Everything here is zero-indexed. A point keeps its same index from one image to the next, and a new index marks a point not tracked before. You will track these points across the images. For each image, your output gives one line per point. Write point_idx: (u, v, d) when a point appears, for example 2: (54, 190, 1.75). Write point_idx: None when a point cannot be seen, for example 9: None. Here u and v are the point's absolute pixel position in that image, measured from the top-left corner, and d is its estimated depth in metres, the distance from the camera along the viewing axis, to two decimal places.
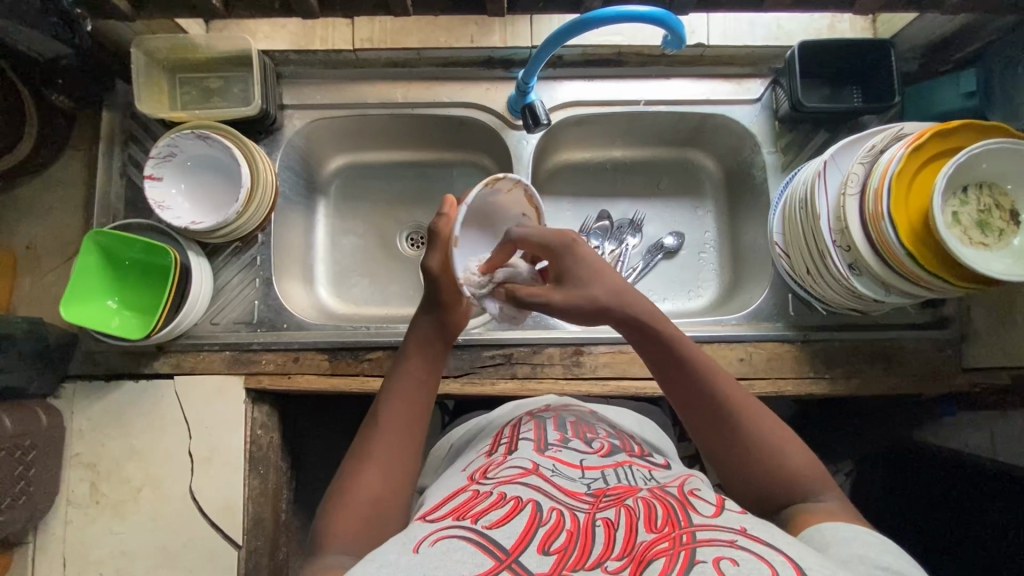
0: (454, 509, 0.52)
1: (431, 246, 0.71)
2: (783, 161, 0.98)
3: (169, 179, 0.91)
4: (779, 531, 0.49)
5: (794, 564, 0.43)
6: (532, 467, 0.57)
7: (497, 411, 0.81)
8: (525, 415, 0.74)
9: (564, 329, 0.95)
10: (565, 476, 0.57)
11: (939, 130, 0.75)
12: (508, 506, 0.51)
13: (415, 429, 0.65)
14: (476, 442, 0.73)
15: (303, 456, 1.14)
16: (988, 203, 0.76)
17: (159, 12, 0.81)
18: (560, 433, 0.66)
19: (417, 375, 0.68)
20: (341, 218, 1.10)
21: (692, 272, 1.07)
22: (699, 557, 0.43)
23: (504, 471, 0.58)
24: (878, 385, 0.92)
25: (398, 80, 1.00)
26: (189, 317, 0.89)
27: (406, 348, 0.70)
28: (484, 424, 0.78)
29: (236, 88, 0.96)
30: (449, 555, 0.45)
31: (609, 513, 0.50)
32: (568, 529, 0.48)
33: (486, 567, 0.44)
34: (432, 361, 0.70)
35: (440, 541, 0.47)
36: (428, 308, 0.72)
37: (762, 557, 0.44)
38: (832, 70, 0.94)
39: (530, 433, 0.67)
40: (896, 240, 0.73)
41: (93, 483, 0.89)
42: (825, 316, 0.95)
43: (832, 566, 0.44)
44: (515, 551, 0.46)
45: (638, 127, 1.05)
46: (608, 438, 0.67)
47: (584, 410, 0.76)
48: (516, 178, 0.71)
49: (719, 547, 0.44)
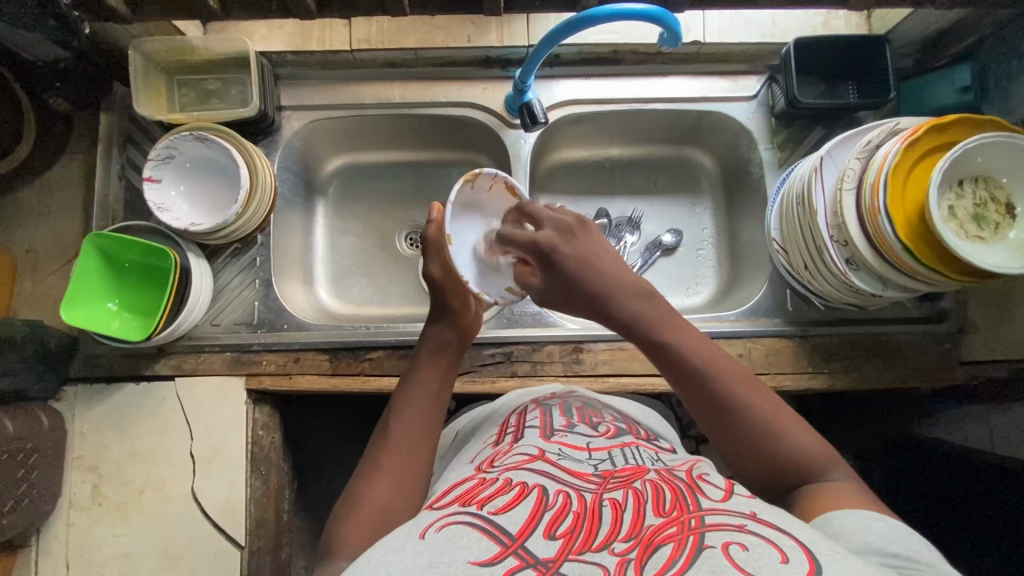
0: (460, 495, 0.53)
1: (431, 253, 0.75)
2: (780, 157, 0.99)
3: (169, 180, 0.91)
4: (787, 515, 0.49)
5: (804, 549, 0.43)
6: (538, 454, 0.58)
7: (503, 398, 0.82)
8: (531, 402, 0.75)
9: (564, 326, 0.95)
10: (572, 459, 0.58)
11: (934, 124, 0.75)
12: (514, 492, 0.52)
13: (427, 433, 0.66)
14: (482, 431, 0.74)
15: (304, 457, 1.14)
16: (984, 196, 0.76)
17: (157, 14, 0.81)
18: (565, 419, 0.68)
19: (429, 383, 0.69)
20: (340, 219, 1.10)
21: (691, 269, 1.08)
22: (708, 542, 0.44)
23: (510, 458, 0.59)
24: (876, 378, 0.92)
25: (396, 80, 1.00)
26: (191, 317, 0.90)
27: (417, 362, 0.72)
28: (489, 412, 0.79)
29: (234, 90, 0.97)
30: (454, 541, 0.45)
31: (616, 495, 0.51)
32: (575, 512, 0.48)
33: (493, 553, 0.44)
34: (443, 374, 0.71)
35: (446, 526, 0.48)
36: (439, 315, 0.75)
37: (772, 542, 0.44)
38: (832, 65, 0.95)
39: (536, 420, 0.68)
40: (893, 234, 0.73)
41: (96, 486, 0.89)
42: (823, 311, 0.95)
43: (844, 550, 0.44)
44: (521, 536, 0.46)
45: (635, 126, 1.05)
46: (613, 422, 0.69)
47: (589, 398, 0.77)
48: (493, 172, 0.72)
49: (727, 532, 0.45)
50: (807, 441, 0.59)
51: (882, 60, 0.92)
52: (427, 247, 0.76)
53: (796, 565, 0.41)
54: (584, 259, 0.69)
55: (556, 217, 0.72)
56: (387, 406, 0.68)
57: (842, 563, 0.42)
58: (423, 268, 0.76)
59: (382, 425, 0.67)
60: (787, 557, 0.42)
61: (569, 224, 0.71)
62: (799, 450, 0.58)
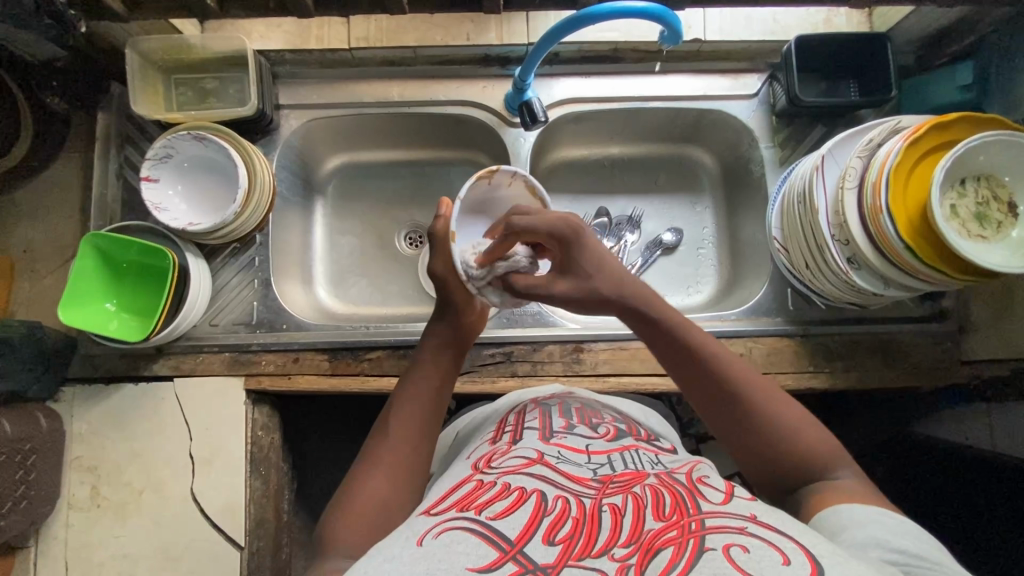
0: (458, 500, 0.53)
1: (436, 250, 0.71)
2: (781, 156, 0.98)
3: (166, 180, 0.91)
4: (788, 516, 0.49)
5: (806, 551, 0.43)
6: (537, 456, 0.58)
7: (503, 399, 0.82)
8: (530, 402, 0.75)
9: (564, 326, 0.95)
10: (571, 462, 0.57)
11: (936, 123, 0.75)
12: (512, 496, 0.51)
13: (426, 433, 0.65)
14: (481, 432, 0.73)
15: (304, 457, 1.14)
16: (986, 196, 0.76)
17: (153, 13, 0.81)
18: (565, 420, 0.67)
19: (431, 381, 0.68)
20: (339, 218, 1.10)
21: (692, 268, 1.07)
22: (709, 545, 0.43)
23: (509, 461, 0.58)
24: (877, 378, 0.92)
25: (394, 79, 1.00)
26: (189, 318, 0.90)
27: (422, 355, 0.70)
28: (488, 413, 0.79)
29: (232, 88, 0.96)
30: (453, 547, 0.45)
31: (616, 499, 0.50)
32: (574, 517, 0.48)
33: (491, 559, 0.44)
34: (446, 371, 0.70)
35: (444, 532, 0.47)
36: (442, 312, 0.72)
37: (773, 544, 0.44)
38: (833, 61, 0.94)
39: (535, 421, 0.67)
40: (894, 234, 0.73)
41: (94, 487, 0.89)
42: (824, 310, 0.95)
43: (846, 553, 0.44)
44: (520, 542, 0.46)
45: (635, 124, 1.05)
46: (614, 422, 0.69)
47: (589, 398, 0.77)
48: (511, 170, 0.71)
49: (728, 535, 0.44)
50: (810, 432, 0.60)
51: (884, 58, 0.91)
52: (432, 243, 0.72)
53: (797, 567, 0.41)
54: (593, 263, 0.65)
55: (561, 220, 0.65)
56: (388, 401, 0.67)
57: (844, 565, 0.42)
58: (427, 265, 0.72)
59: (381, 418, 0.66)
60: (788, 560, 0.42)
61: (574, 229, 0.64)
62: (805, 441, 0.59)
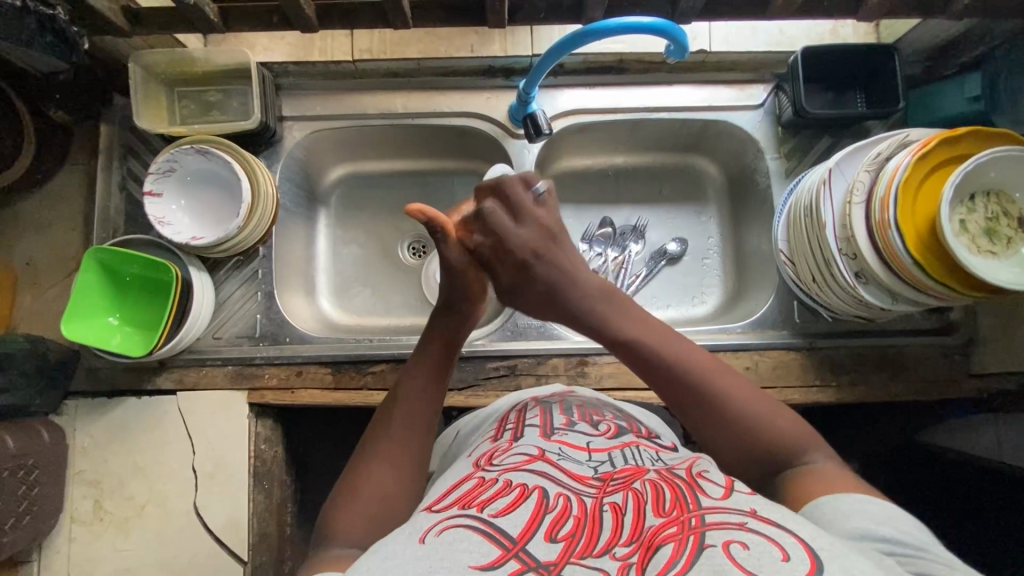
0: (459, 498, 0.52)
1: (444, 242, 0.70)
2: (787, 167, 0.98)
3: (169, 195, 0.90)
4: (791, 511, 0.47)
5: (807, 546, 0.42)
6: (538, 453, 0.57)
7: (501, 399, 0.80)
8: (531, 401, 0.74)
9: (567, 339, 0.94)
10: (572, 459, 0.57)
11: (946, 137, 0.74)
12: (513, 494, 0.51)
13: (423, 432, 0.64)
14: (481, 431, 0.72)
15: (306, 470, 1.13)
16: (995, 211, 0.75)
17: (157, 28, 0.82)
18: (565, 417, 0.67)
19: (426, 381, 0.67)
20: (342, 228, 1.09)
21: (696, 278, 1.07)
22: (709, 541, 0.42)
23: (510, 458, 0.58)
24: (882, 391, 0.92)
25: (399, 90, 0.99)
26: (193, 331, 0.89)
27: (417, 355, 0.69)
28: (488, 413, 0.77)
29: (235, 100, 0.96)
30: (454, 545, 0.44)
31: (616, 498, 0.50)
32: (575, 516, 0.48)
33: (493, 557, 0.43)
34: (440, 368, 0.68)
35: (446, 530, 0.46)
36: (446, 309, 0.72)
37: (773, 539, 0.42)
38: (837, 74, 0.94)
39: (536, 418, 0.67)
40: (903, 248, 0.72)
41: (97, 501, 0.88)
42: (832, 323, 0.94)
43: (846, 547, 0.42)
44: (522, 539, 0.45)
45: (640, 135, 1.04)
46: (614, 420, 0.68)
47: (592, 397, 0.76)
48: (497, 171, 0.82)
49: (728, 530, 0.43)
50: (773, 416, 0.60)
51: (891, 68, 0.90)
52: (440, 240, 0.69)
53: (796, 563, 0.39)
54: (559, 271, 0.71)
55: (535, 217, 0.72)
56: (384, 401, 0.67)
57: (845, 559, 0.40)
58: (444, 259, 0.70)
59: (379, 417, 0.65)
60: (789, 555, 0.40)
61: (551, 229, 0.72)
62: (766, 424, 0.59)
